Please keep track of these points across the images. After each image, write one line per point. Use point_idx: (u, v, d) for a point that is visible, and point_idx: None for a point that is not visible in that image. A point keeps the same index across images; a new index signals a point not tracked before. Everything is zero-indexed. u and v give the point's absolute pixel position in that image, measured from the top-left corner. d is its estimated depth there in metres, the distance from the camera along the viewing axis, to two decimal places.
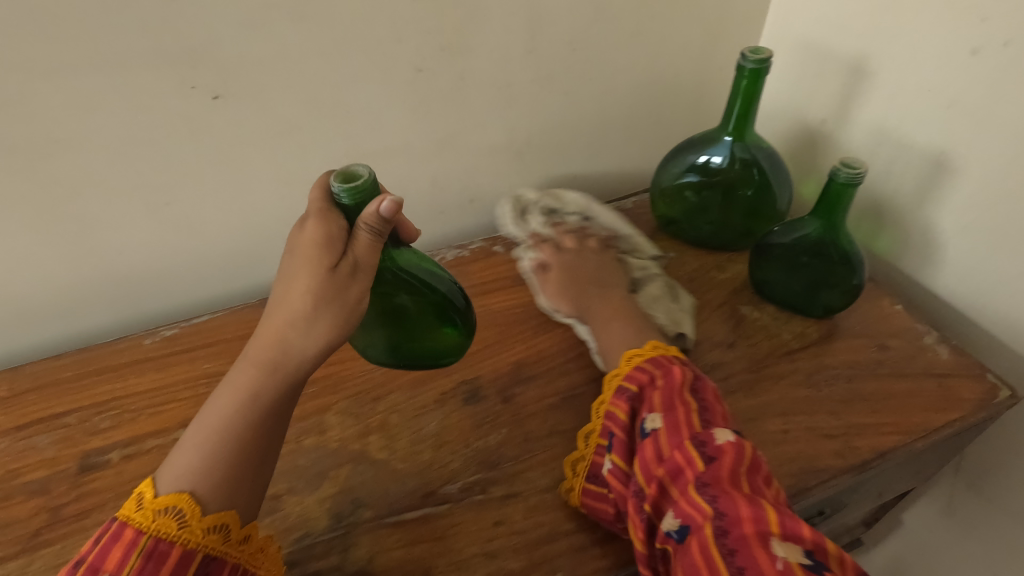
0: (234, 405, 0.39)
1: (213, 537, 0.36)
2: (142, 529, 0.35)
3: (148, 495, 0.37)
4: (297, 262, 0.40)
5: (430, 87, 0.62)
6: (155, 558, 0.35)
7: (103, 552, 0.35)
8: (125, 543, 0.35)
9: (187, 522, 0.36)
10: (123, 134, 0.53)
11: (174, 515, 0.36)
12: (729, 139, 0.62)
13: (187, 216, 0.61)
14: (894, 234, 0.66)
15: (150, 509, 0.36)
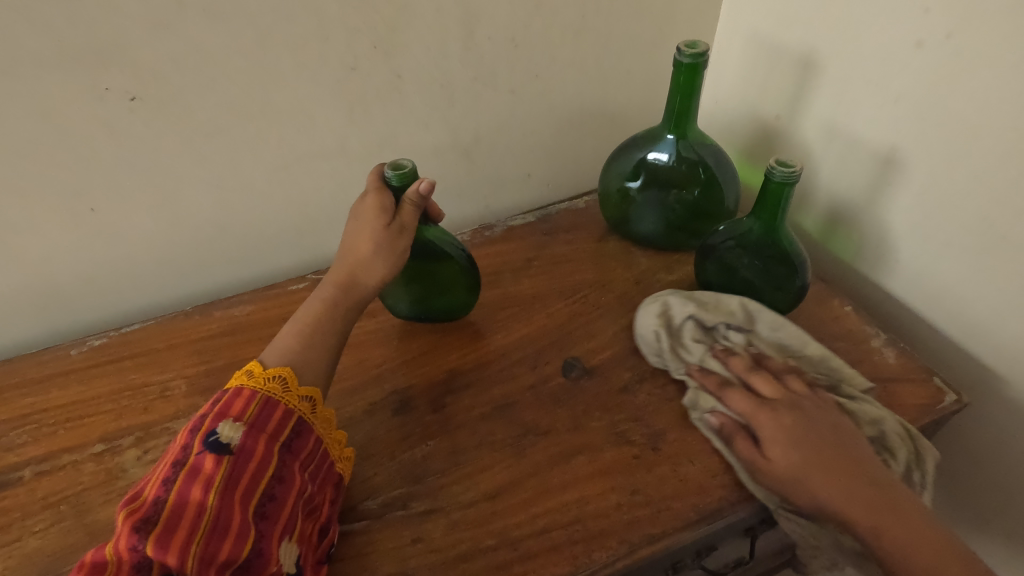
0: (318, 312, 0.48)
1: (304, 406, 0.43)
2: (257, 388, 0.41)
3: (256, 370, 0.43)
4: (360, 220, 0.50)
5: (364, 86, 0.61)
6: (270, 406, 0.41)
7: (229, 400, 0.40)
8: (246, 397, 0.40)
9: (289, 388, 0.42)
10: (37, 138, 0.53)
11: (280, 381, 0.42)
12: (671, 138, 0.60)
13: (113, 221, 0.60)
14: (848, 233, 0.64)
15: (262, 376, 0.42)
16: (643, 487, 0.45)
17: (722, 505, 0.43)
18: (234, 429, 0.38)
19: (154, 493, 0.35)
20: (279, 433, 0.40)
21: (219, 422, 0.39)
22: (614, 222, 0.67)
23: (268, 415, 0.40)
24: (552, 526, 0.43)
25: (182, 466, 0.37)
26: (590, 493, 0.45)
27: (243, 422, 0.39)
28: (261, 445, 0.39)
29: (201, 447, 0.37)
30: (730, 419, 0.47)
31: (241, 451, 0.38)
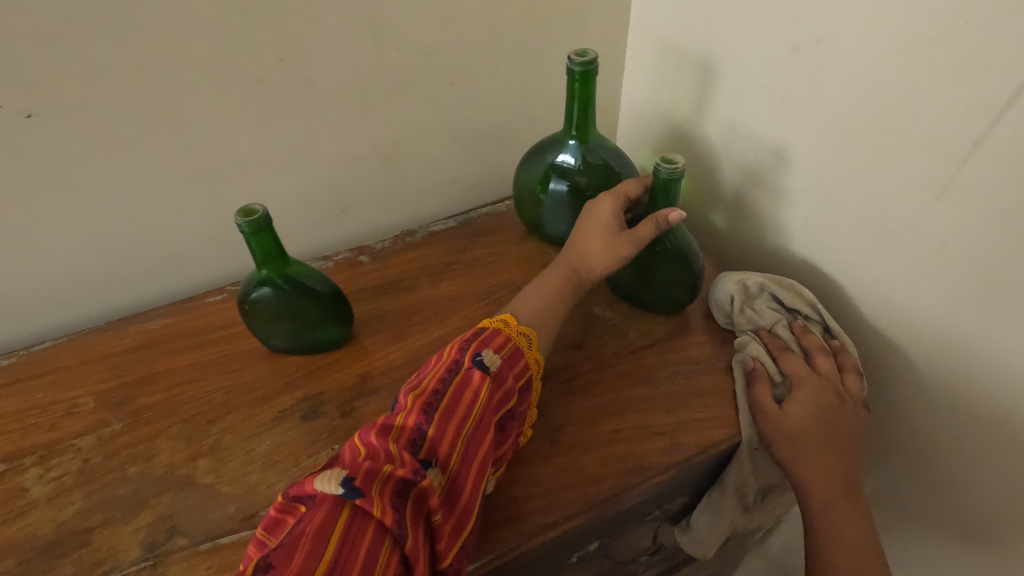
0: None
1: (523, 341, 0.49)
2: (512, 337, 0.49)
3: (510, 322, 0.50)
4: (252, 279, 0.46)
5: (275, 97, 0.62)
6: (516, 356, 0.48)
7: (491, 338, 0.48)
8: (503, 339, 0.48)
9: (530, 347, 0.50)
10: None
11: (526, 338, 0.50)
12: (574, 142, 0.62)
13: (18, 239, 0.59)
14: (754, 227, 0.68)
15: (514, 329, 0.50)
16: (539, 479, 0.46)
17: (611, 492, 0.45)
18: (494, 358, 0.45)
19: (416, 420, 0.41)
20: (519, 378, 0.47)
21: (482, 348, 0.46)
22: (530, 224, 0.70)
23: (518, 360, 0.48)
24: None
25: (453, 378, 0.43)
26: (488, 487, 0.46)
27: (501, 355, 0.46)
28: (509, 378, 0.46)
29: (468, 363, 0.44)
30: (762, 370, 0.51)
31: (496, 376, 0.45)
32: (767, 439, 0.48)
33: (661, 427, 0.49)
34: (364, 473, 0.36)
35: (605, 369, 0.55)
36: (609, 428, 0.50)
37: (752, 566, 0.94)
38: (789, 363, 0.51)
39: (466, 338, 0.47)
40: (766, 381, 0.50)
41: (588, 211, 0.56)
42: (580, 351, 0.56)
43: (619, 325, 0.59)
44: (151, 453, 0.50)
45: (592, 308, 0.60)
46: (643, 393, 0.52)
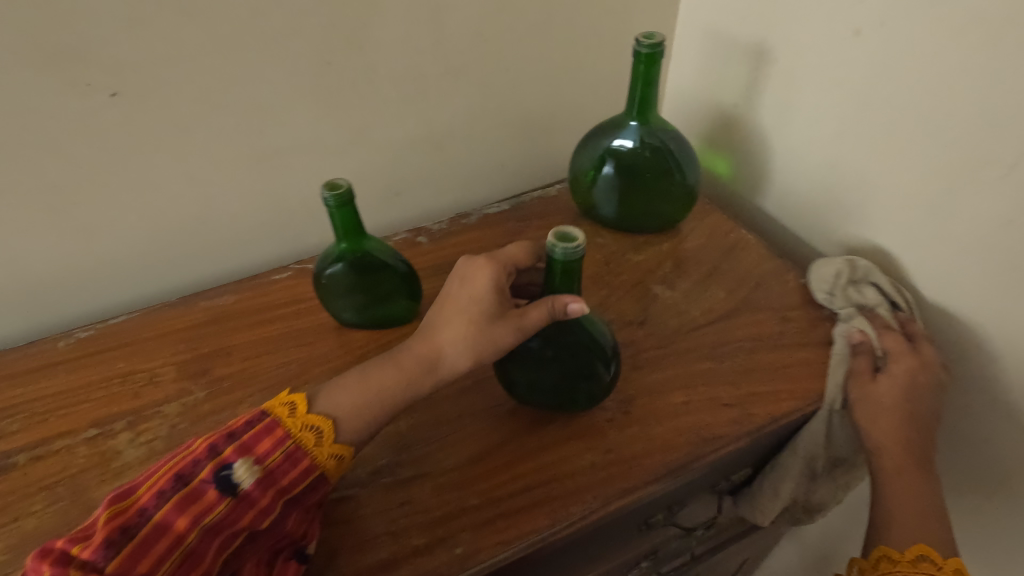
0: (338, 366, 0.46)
1: (331, 462, 0.42)
2: (291, 429, 0.42)
3: (300, 407, 0.43)
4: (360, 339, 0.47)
5: (340, 80, 0.63)
6: (293, 459, 0.40)
7: (259, 436, 0.40)
8: (278, 438, 0.41)
9: (322, 442, 0.42)
10: (16, 136, 0.54)
11: (315, 431, 0.42)
12: (635, 123, 0.64)
13: (93, 217, 0.61)
14: (806, 211, 0.69)
15: (300, 420, 0.42)
16: (614, 446, 0.48)
17: (685, 459, 0.47)
18: (248, 471, 0.38)
19: (140, 508, 0.36)
20: (292, 488, 0.40)
21: (238, 455, 0.39)
22: (585, 207, 0.71)
23: (300, 461, 0.41)
24: (531, 485, 0.46)
25: (179, 490, 0.37)
26: (565, 454, 0.48)
27: (262, 467, 0.39)
28: (264, 497, 0.39)
29: (207, 476, 0.38)
30: (866, 345, 0.53)
31: (244, 496, 0.38)
32: (852, 401, 0.51)
33: (730, 399, 0.51)
34: None
35: (669, 345, 0.56)
36: (678, 400, 0.51)
37: (787, 548, 0.95)
38: (882, 339, 0.53)
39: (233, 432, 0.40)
40: (867, 359, 0.52)
41: (461, 276, 0.49)
42: (643, 328, 0.58)
43: (679, 303, 0.60)
44: (236, 420, 0.52)
45: (651, 287, 0.62)
46: (709, 367, 0.54)
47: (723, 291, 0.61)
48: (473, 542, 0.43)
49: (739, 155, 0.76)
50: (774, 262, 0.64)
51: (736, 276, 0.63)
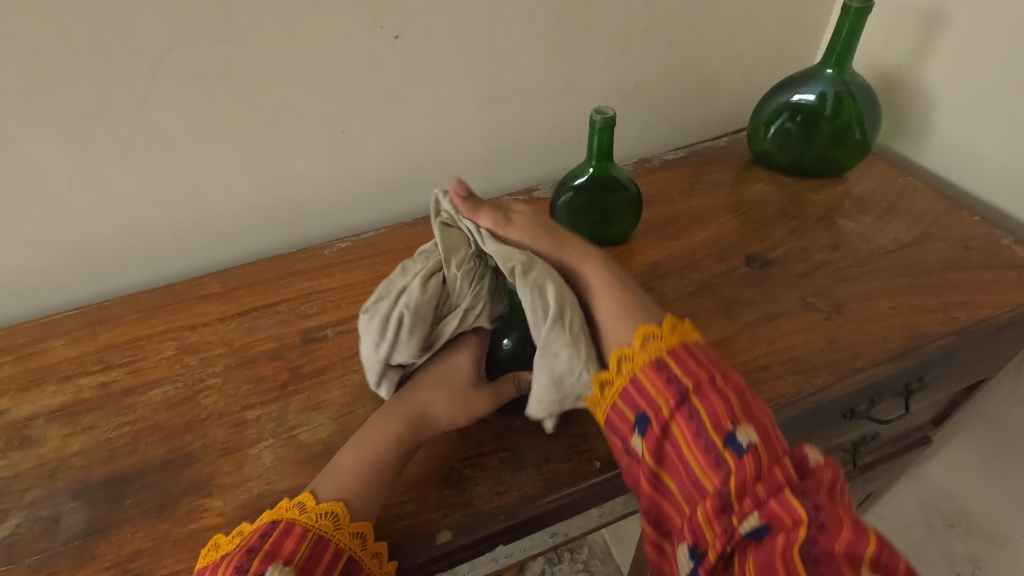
0: (441, 391, 0.48)
1: (354, 542, 0.41)
2: (308, 525, 0.41)
3: (308, 502, 0.42)
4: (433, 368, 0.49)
5: (564, 32, 0.73)
6: (319, 547, 0.40)
7: (280, 538, 0.40)
8: (297, 536, 0.40)
9: (341, 524, 0.42)
10: (321, 69, 0.64)
11: (332, 518, 0.42)
12: (830, 72, 0.71)
13: (355, 144, 0.72)
14: (970, 162, 0.75)
15: (313, 511, 0.42)
16: (838, 337, 0.56)
17: (903, 348, 0.55)
18: (282, 575, 0.38)
19: None
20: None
21: (267, 565, 0.38)
22: (760, 154, 0.79)
23: (324, 556, 0.40)
24: (772, 363, 0.55)
25: None
26: (797, 342, 0.56)
27: (292, 566, 0.38)
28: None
29: None
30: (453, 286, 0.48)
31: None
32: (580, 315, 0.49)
33: (932, 305, 0.59)
34: None
35: (867, 264, 0.64)
36: (885, 305, 0.59)
37: (905, 490, 1.02)
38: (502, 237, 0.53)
39: (252, 548, 0.40)
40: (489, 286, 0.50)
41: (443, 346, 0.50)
42: (838, 251, 0.66)
43: (866, 233, 0.68)
44: None
45: (836, 221, 0.70)
46: (907, 282, 0.61)
47: (905, 225, 0.68)
48: None
49: (897, 113, 0.83)
50: (947, 203, 0.71)
51: (913, 213, 0.70)
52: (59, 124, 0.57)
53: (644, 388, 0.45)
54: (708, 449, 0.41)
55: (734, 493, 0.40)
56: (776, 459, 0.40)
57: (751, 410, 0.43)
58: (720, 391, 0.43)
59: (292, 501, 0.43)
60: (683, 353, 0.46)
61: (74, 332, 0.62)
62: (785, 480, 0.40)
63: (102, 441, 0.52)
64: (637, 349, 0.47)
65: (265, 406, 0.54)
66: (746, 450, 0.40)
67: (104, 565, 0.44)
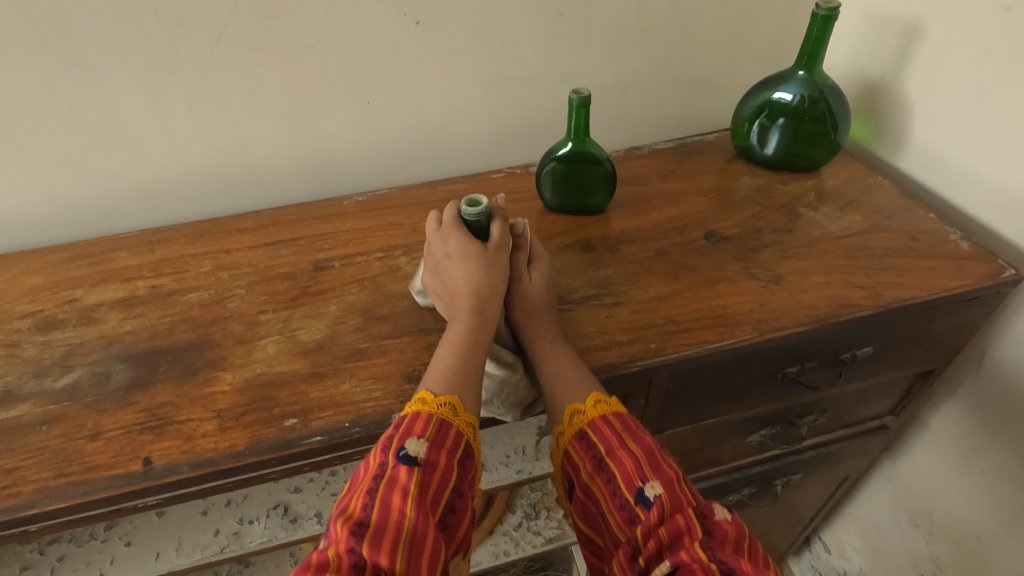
0: (485, 271, 0.59)
1: (470, 429, 0.49)
2: (432, 411, 0.48)
3: (427, 398, 0.49)
4: (453, 263, 0.59)
5: (565, 27, 0.83)
6: (446, 426, 0.47)
7: (411, 421, 0.47)
8: (424, 419, 0.47)
9: (458, 413, 0.49)
10: (350, 46, 0.77)
11: (451, 408, 0.49)
12: (802, 74, 0.78)
13: (377, 113, 0.84)
14: (941, 167, 0.80)
15: (434, 400, 0.49)
16: (768, 302, 0.63)
17: (825, 314, 0.62)
18: (419, 445, 0.45)
19: (361, 502, 0.42)
20: (455, 452, 0.47)
21: (406, 440, 0.46)
22: (741, 149, 0.87)
23: (448, 435, 0.47)
24: (703, 315, 0.62)
25: (382, 481, 0.43)
26: (731, 301, 0.64)
27: (426, 439, 0.46)
28: (440, 459, 0.45)
29: (395, 462, 0.44)
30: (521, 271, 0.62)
31: (427, 463, 0.44)
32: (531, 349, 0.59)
33: (863, 283, 0.65)
34: (370, 538, 0.40)
35: (813, 246, 0.70)
36: (820, 280, 0.66)
37: (878, 490, 1.05)
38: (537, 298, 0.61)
39: (389, 434, 0.47)
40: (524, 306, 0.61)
41: (445, 252, 0.60)
42: (791, 234, 0.72)
43: (821, 220, 0.74)
44: None
45: (797, 209, 0.76)
46: (846, 263, 0.68)
47: (860, 216, 0.74)
48: (662, 340, 0.60)
49: (880, 119, 0.88)
50: (907, 201, 0.77)
51: (872, 207, 0.76)
52: (141, 77, 0.72)
53: (575, 459, 0.50)
54: (622, 506, 0.46)
55: (642, 539, 0.43)
56: (679, 508, 0.44)
57: (658, 461, 0.47)
58: (627, 456, 0.47)
59: (413, 398, 0.50)
60: (600, 425, 0.50)
61: (136, 247, 0.76)
62: (686, 526, 0.42)
63: (148, 326, 0.65)
64: (568, 425, 0.52)
65: (276, 312, 0.66)
66: (648, 502, 0.44)
67: (139, 408, 0.56)
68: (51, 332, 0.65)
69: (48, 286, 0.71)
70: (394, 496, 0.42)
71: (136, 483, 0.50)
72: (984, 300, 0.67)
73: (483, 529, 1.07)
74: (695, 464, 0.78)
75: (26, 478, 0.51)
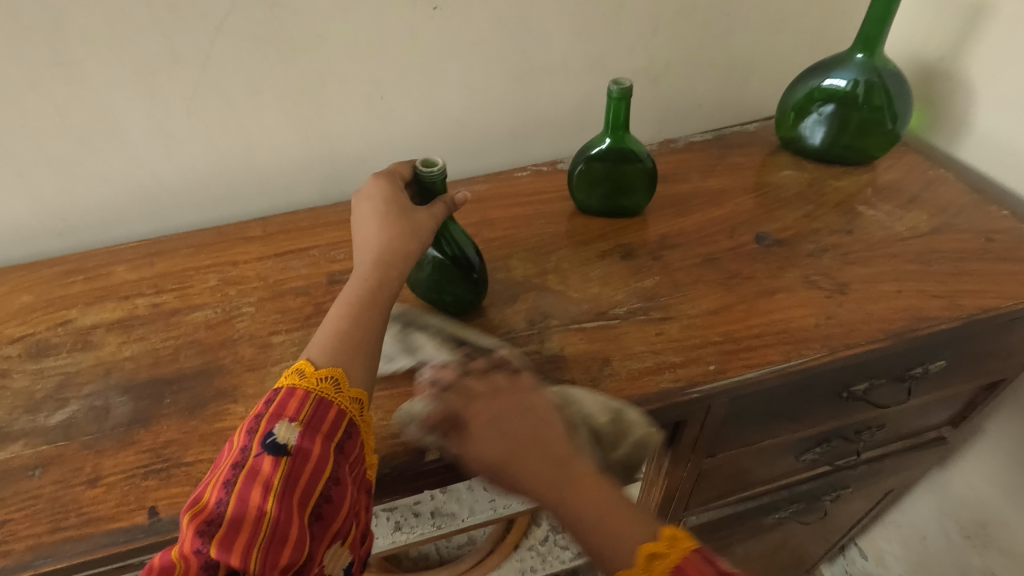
0: (393, 233, 0.51)
1: (354, 406, 0.44)
2: (310, 389, 0.43)
3: (307, 369, 0.44)
4: (365, 213, 0.52)
5: (593, 11, 0.76)
6: (326, 405, 0.42)
7: (284, 401, 0.42)
8: (300, 398, 0.42)
9: (341, 389, 0.43)
10: (365, 36, 0.70)
11: (332, 382, 0.44)
12: (859, 58, 0.71)
13: (392, 108, 0.77)
14: (1009, 158, 0.73)
15: (313, 377, 0.43)
16: (835, 314, 0.57)
17: (900, 328, 0.55)
18: (290, 430, 0.39)
19: (216, 496, 0.37)
20: (335, 433, 0.41)
21: (275, 424, 0.40)
22: (786, 140, 0.80)
23: (325, 416, 0.41)
24: (764, 332, 0.56)
25: (240, 472, 0.38)
26: (794, 315, 0.58)
27: (299, 422, 0.40)
28: (315, 444, 0.40)
29: (259, 450, 0.38)
30: None
31: (298, 450, 0.39)
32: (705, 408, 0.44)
33: (939, 292, 0.59)
34: (219, 537, 0.34)
35: (877, 250, 0.64)
36: (889, 288, 0.59)
37: (924, 498, 1.00)
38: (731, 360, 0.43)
39: (258, 415, 0.41)
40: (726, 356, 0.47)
41: (366, 201, 0.53)
42: (850, 236, 0.66)
43: (882, 220, 0.68)
44: (510, 266, 0.66)
45: (854, 208, 0.70)
46: (917, 268, 0.61)
47: (925, 214, 0.68)
48: (721, 363, 0.54)
49: (936, 106, 0.81)
50: (975, 197, 0.70)
51: (936, 205, 0.69)
52: (135, 71, 0.65)
53: None
54: None
55: None
56: None
57: None
58: None
59: (288, 372, 0.44)
60: None
61: (134, 260, 0.70)
62: None
63: (150, 350, 0.59)
64: None
65: (289, 333, 0.60)
66: None
67: (141, 449, 0.50)
68: (42, 359, 0.59)
69: (38, 307, 0.65)
70: (253, 491, 0.36)
71: (140, 538, 0.45)
72: None
73: (509, 543, 1.01)
74: (743, 485, 0.72)
75: (17, 534, 0.45)
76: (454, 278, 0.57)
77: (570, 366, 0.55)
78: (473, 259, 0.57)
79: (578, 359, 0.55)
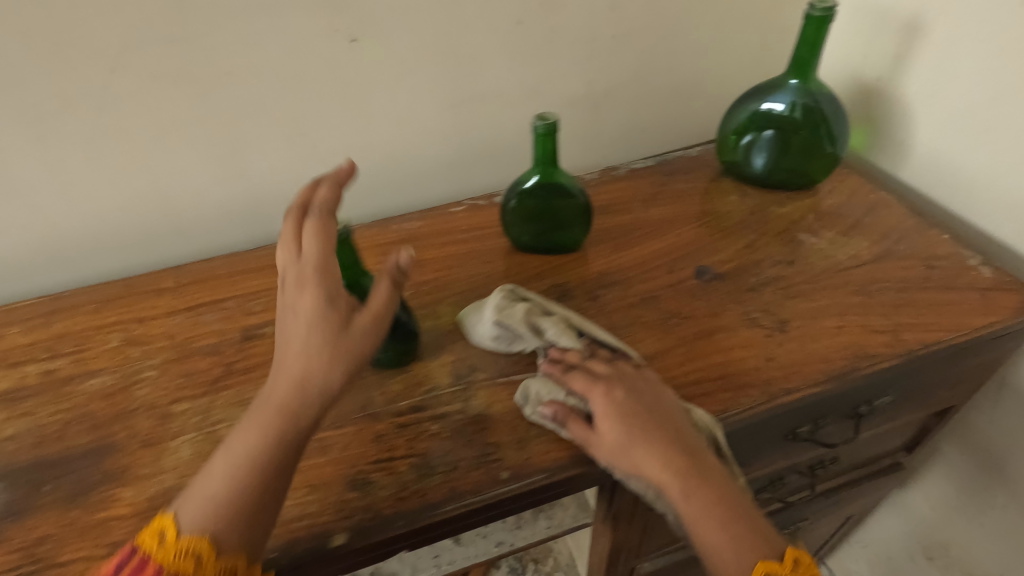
0: (317, 356, 0.43)
1: (183, 563, 0.38)
2: (144, 551, 0.39)
3: (167, 532, 0.40)
4: (297, 320, 0.44)
5: (525, 39, 0.72)
6: (147, 567, 0.38)
7: (118, 563, 0.39)
8: (130, 560, 0.39)
9: (166, 545, 0.39)
10: (280, 71, 0.66)
11: (162, 537, 0.39)
12: (794, 84, 0.70)
13: (316, 146, 0.73)
14: (951, 178, 0.72)
15: (154, 533, 0.40)
16: (775, 356, 0.54)
17: (842, 369, 0.53)
18: None
19: None
20: None
21: None
22: (728, 166, 0.77)
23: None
24: (702, 379, 0.53)
25: None
26: (734, 358, 0.54)
27: None
28: None
29: None
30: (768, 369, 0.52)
31: None
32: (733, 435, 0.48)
33: (882, 326, 0.56)
34: None
35: (819, 281, 0.61)
36: (832, 324, 0.57)
37: (887, 518, 0.98)
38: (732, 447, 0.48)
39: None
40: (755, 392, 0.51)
41: (291, 306, 0.45)
42: (793, 266, 0.64)
43: (825, 248, 0.65)
44: (439, 313, 0.62)
45: (797, 235, 0.68)
46: (859, 301, 0.59)
47: (867, 241, 0.66)
48: None
49: (878, 126, 0.79)
50: (917, 221, 0.68)
51: (879, 230, 0.67)
52: (20, 117, 0.60)
53: None
54: None
55: None
56: None
57: None
58: None
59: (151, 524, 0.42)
60: None
61: (30, 320, 0.64)
62: None
63: (35, 427, 0.53)
64: None
65: (192, 401, 0.55)
66: None
67: (11, 548, 0.45)
68: None
69: None
70: None
71: None
72: (1015, 336, 0.59)
73: None
74: None
75: None
76: (383, 333, 0.54)
77: (495, 427, 0.51)
78: (398, 308, 0.54)
79: (504, 418, 0.51)
